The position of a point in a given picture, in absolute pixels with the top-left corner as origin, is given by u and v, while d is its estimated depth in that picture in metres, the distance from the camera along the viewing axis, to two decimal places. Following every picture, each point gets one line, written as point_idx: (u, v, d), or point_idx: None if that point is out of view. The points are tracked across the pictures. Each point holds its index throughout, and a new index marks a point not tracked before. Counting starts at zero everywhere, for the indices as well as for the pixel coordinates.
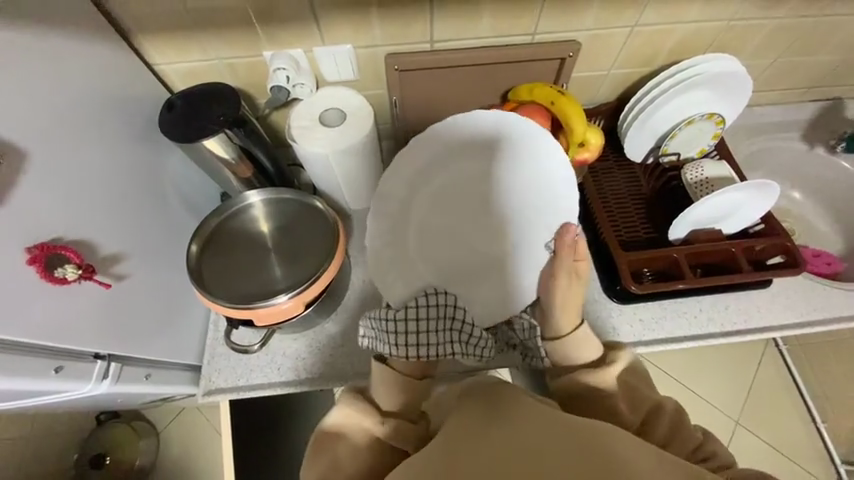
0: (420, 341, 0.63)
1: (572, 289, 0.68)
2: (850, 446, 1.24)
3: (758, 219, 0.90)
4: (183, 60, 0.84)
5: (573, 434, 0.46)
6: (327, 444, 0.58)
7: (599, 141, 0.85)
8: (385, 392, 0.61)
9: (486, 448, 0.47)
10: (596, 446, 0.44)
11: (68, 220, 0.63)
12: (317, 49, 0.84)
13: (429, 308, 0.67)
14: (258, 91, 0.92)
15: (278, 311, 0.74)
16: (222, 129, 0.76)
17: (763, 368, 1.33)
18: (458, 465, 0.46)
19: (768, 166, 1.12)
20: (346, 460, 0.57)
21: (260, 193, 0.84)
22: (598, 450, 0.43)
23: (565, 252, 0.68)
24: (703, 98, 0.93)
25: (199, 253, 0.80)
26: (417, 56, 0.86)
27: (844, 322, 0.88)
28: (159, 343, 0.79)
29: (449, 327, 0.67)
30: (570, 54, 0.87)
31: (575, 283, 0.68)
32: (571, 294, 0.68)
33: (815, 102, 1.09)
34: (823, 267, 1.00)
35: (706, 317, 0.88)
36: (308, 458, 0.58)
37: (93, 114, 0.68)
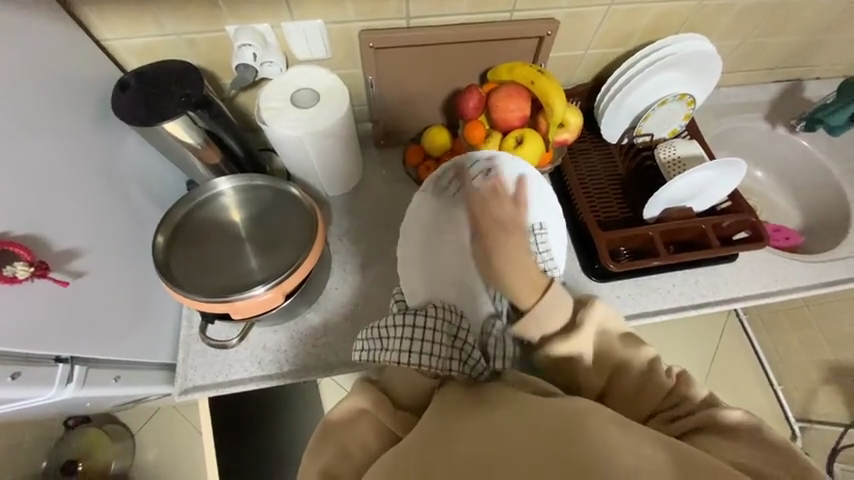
0: (418, 349, 0.57)
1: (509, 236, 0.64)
2: (802, 405, 1.35)
3: (725, 196, 0.93)
4: (136, 35, 0.77)
5: (558, 411, 0.47)
6: (335, 431, 0.55)
7: (578, 121, 0.85)
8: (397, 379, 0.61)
9: (476, 429, 0.47)
10: (583, 421, 0.45)
11: (13, 213, 0.56)
12: (286, 24, 0.78)
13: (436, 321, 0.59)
14: (222, 71, 0.85)
15: (256, 303, 0.71)
16: (185, 111, 0.70)
17: (726, 336, 1.42)
18: (449, 445, 0.46)
19: (733, 145, 1.17)
20: (355, 446, 0.54)
21: (230, 180, 0.80)
22: (586, 425, 0.44)
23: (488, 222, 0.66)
24: (676, 79, 0.95)
25: (167, 245, 0.75)
26: (393, 33, 0.82)
27: (802, 290, 0.94)
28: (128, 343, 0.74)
29: (450, 344, 0.58)
30: (549, 33, 0.86)
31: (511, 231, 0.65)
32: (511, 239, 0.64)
33: (777, 83, 1.13)
34: (782, 241, 1.07)
35: (679, 291, 0.92)
36: (315, 445, 0.55)
37: (32, 94, 0.61)
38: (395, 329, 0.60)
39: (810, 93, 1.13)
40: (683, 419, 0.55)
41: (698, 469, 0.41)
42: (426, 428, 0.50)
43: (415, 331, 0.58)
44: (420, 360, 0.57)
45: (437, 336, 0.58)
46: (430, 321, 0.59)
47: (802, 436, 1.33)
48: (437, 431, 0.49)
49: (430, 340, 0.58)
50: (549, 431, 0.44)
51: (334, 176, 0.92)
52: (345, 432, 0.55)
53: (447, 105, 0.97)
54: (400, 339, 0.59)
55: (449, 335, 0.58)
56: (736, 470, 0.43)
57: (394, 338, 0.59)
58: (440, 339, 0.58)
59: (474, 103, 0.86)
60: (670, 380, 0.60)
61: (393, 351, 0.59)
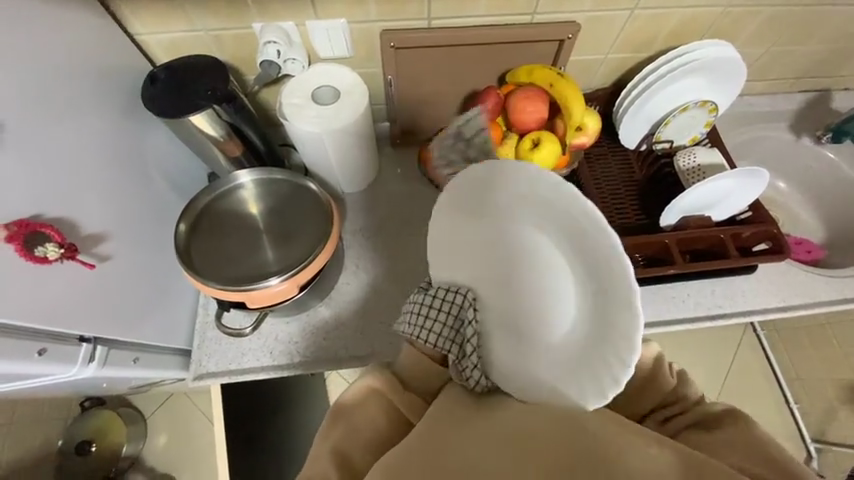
0: (428, 326, 0.60)
1: None
2: (819, 425, 1.31)
3: (746, 206, 0.91)
4: (166, 30, 0.80)
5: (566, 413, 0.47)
6: (340, 416, 0.56)
7: (597, 125, 0.85)
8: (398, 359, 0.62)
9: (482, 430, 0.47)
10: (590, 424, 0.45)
11: (45, 196, 0.59)
12: (309, 23, 0.80)
13: (445, 303, 0.60)
14: (247, 66, 0.88)
15: (271, 293, 0.73)
16: (211, 104, 0.73)
17: (742, 351, 1.39)
18: (455, 453, 0.45)
19: (756, 155, 1.14)
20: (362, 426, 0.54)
21: (251, 173, 0.82)
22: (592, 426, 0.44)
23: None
24: (698, 85, 0.94)
25: (188, 232, 0.78)
26: (414, 33, 0.83)
27: (823, 306, 0.91)
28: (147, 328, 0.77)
29: (455, 334, 0.59)
30: (569, 36, 0.86)
31: None
32: None
33: (804, 93, 1.11)
34: (803, 255, 1.04)
35: (693, 301, 0.91)
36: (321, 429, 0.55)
37: (68, 84, 0.64)
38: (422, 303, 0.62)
39: (838, 104, 1.10)
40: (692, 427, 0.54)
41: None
42: (432, 424, 0.50)
43: (431, 308, 0.61)
44: (426, 338, 0.60)
45: (445, 324, 0.59)
46: (440, 299, 0.61)
47: (818, 457, 1.28)
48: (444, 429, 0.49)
49: (434, 327, 0.59)
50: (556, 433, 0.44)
51: (351, 173, 0.94)
52: (352, 410, 0.56)
53: (465, 105, 0.98)
54: (419, 319, 0.61)
55: (455, 327, 0.59)
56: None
57: (411, 316, 0.62)
58: (447, 324, 0.59)
59: (492, 105, 0.87)
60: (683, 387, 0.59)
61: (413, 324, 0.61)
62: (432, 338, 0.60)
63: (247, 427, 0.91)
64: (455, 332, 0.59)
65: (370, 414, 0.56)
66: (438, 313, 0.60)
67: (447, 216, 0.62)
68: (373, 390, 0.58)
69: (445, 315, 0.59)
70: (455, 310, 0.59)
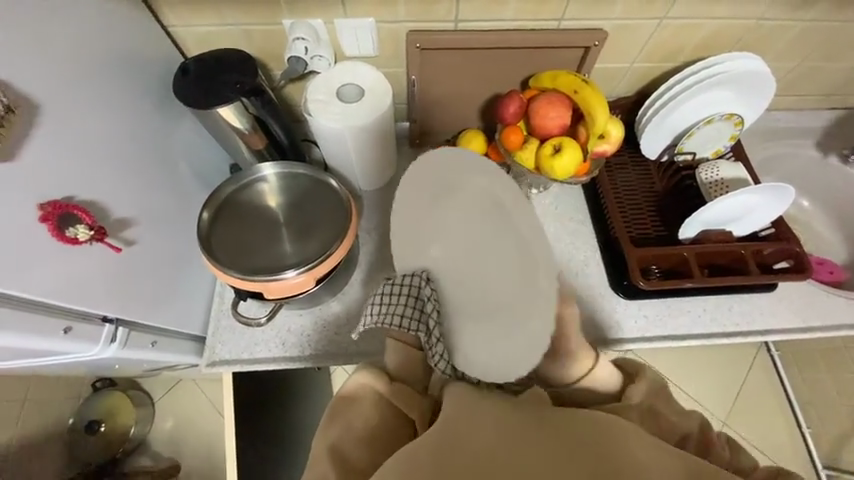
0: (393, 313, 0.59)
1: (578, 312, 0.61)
2: (831, 451, 1.28)
3: (769, 223, 0.90)
4: (199, 23, 0.81)
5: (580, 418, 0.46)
6: (351, 409, 0.56)
7: (620, 133, 0.84)
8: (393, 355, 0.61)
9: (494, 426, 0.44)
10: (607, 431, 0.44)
11: (78, 180, 0.61)
12: (338, 21, 0.81)
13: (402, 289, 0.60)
14: (274, 61, 0.89)
15: (288, 286, 0.74)
16: (239, 97, 0.74)
17: (754, 370, 1.37)
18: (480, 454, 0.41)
19: (781, 171, 1.12)
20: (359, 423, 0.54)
21: (273, 166, 0.83)
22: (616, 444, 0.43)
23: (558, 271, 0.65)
24: (725, 98, 0.92)
25: (210, 221, 0.79)
26: (440, 34, 0.83)
27: (845, 329, 0.89)
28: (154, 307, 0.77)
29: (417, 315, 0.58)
30: (596, 44, 0.85)
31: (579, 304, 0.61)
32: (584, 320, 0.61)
33: (833, 110, 1.08)
34: (825, 275, 1.02)
35: (709, 317, 0.89)
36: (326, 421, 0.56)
37: (105, 73, 0.67)
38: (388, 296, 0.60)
39: None
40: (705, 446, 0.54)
41: None
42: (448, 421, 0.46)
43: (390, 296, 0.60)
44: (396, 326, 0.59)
45: (405, 308, 0.59)
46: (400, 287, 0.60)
47: None
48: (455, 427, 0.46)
49: (396, 311, 0.59)
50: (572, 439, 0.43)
51: (369, 171, 0.95)
52: (351, 407, 0.56)
53: (486, 108, 0.98)
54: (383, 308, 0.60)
55: (416, 310, 0.58)
56: None
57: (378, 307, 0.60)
58: (406, 307, 0.59)
59: (514, 109, 0.87)
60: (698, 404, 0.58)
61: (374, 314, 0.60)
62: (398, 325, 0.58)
63: (254, 415, 0.92)
64: (418, 313, 0.58)
65: (373, 411, 0.55)
66: (395, 299, 0.60)
67: (412, 203, 0.65)
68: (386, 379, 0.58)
69: (403, 301, 0.59)
70: (414, 294, 0.59)
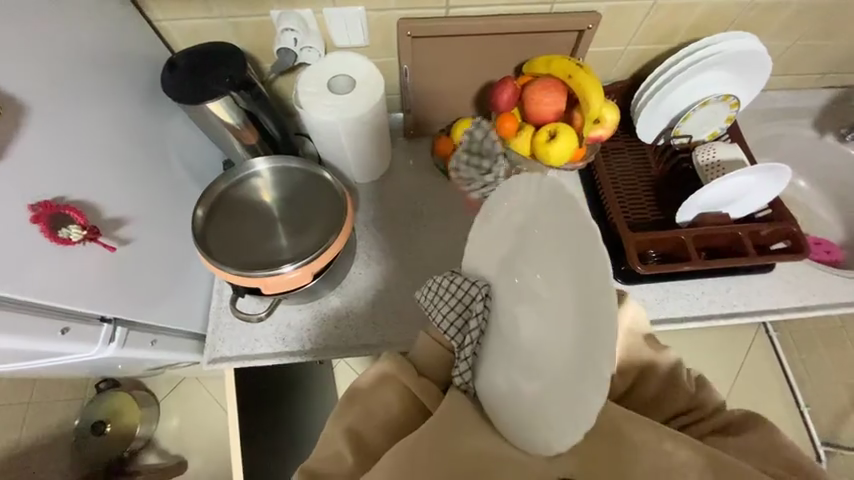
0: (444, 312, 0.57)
1: None
2: (830, 428, 1.29)
3: (766, 204, 0.89)
4: (186, 16, 0.80)
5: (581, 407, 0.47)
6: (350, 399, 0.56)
7: (615, 118, 0.82)
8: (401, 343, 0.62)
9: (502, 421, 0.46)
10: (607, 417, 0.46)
11: (70, 180, 0.60)
12: (327, 11, 0.80)
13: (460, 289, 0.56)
14: (264, 54, 0.88)
15: (285, 281, 0.74)
16: (229, 91, 0.73)
17: (753, 352, 1.38)
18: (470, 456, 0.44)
19: (777, 152, 1.12)
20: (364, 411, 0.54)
21: (266, 161, 0.82)
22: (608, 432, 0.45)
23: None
24: (721, 79, 0.92)
25: (205, 218, 0.79)
26: (432, 21, 0.82)
27: (842, 307, 0.89)
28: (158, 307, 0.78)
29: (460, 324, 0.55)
30: (590, 27, 0.84)
31: None
32: None
33: (830, 89, 1.07)
34: (822, 255, 1.02)
35: (707, 299, 0.89)
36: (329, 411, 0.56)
37: (92, 69, 0.65)
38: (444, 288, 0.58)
39: None
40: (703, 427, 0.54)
41: None
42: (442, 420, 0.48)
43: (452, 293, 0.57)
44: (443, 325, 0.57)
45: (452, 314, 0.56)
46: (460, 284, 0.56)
47: (826, 461, 1.27)
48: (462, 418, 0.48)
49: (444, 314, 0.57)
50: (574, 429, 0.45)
51: (363, 163, 0.94)
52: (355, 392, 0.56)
53: (480, 96, 0.97)
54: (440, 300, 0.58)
55: (459, 316, 0.55)
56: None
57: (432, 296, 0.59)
58: (453, 310, 0.56)
59: (508, 96, 0.86)
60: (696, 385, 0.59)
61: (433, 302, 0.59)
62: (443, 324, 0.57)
63: (257, 410, 0.93)
64: (461, 320, 0.55)
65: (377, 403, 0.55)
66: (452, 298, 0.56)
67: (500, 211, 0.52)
68: (386, 370, 0.57)
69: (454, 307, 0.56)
70: (467, 299, 0.55)
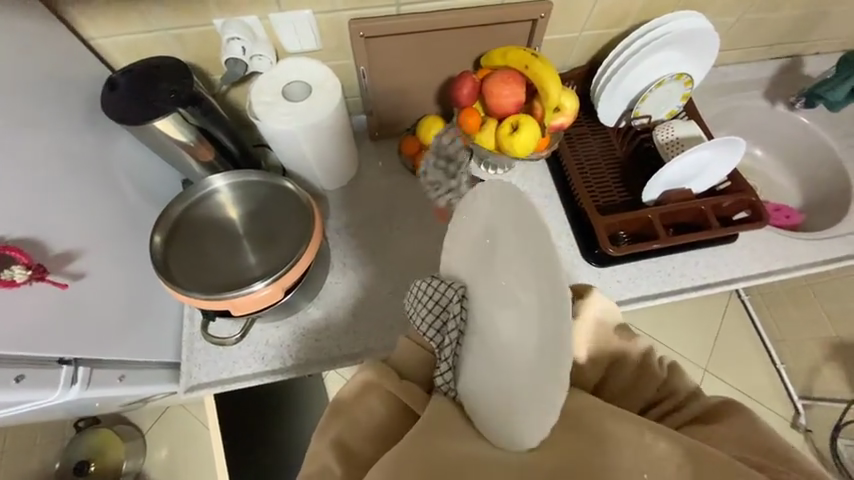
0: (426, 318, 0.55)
1: None
2: (805, 382, 1.36)
3: (725, 177, 0.93)
4: (122, 31, 0.76)
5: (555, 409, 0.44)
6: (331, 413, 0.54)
7: (574, 105, 0.84)
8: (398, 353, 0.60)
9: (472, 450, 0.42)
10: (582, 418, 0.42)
11: (6, 217, 0.56)
12: (274, 16, 0.77)
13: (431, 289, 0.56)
14: (212, 66, 0.84)
15: (256, 299, 0.71)
16: (176, 108, 0.69)
17: (729, 317, 1.45)
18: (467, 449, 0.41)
19: (733, 125, 1.16)
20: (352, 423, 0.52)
21: (225, 177, 0.79)
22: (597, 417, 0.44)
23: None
24: (674, 58, 0.93)
25: (164, 244, 0.75)
26: (384, 20, 0.80)
27: (804, 269, 0.94)
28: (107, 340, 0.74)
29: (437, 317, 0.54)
30: (542, 16, 0.84)
31: None
32: None
33: (776, 59, 1.11)
34: (783, 220, 1.07)
35: (679, 274, 0.92)
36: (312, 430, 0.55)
37: (20, 96, 0.61)
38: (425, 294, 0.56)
39: (810, 69, 1.11)
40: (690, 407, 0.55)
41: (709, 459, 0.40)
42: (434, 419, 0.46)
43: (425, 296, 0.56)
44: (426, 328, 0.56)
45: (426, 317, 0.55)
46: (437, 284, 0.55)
47: (805, 414, 1.35)
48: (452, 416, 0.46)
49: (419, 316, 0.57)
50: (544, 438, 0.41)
51: (329, 170, 0.92)
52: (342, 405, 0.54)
53: (442, 92, 0.96)
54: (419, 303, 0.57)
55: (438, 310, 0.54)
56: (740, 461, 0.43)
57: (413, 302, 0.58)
58: (427, 308, 0.55)
59: (469, 91, 0.85)
60: (673, 367, 0.59)
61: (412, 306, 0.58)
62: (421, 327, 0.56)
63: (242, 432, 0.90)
64: (438, 319, 0.54)
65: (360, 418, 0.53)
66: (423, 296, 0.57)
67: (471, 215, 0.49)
68: (369, 378, 0.55)
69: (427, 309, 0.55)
70: (440, 293, 0.54)
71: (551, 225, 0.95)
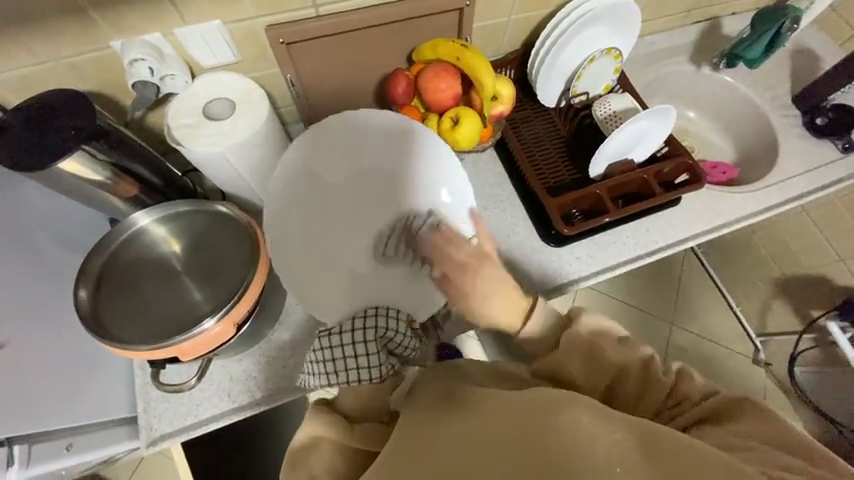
0: (356, 364, 0.62)
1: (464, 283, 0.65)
2: (760, 320, 1.46)
3: (662, 143, 0.96)
4: (5, 67, 0.67)
5: (541, 398, 0.50)
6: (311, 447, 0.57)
7: (510, 91, 0.84)
8: (349, 399, 0.63)
9: (456, 438, 0.47)
10: (564, 406, 0.48)
11: None
12: (179, 31, 0.71)
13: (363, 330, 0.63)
14: (121, 92, 0.77)
15: (206, 339, 0.66)
16: (79, 145, 0.62)
17: (685, 271, 1.53)
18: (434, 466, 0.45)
19: (666, 91, 1.21)
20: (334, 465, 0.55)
21: (150, 212, 0.72)
22: (561, 418, 0.46)
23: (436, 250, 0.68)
24: (602, 33, 0.95)
25: (93, 296, 0.69)
26: (302, 24, 0.76)
27: (743, 220, 0.99)
28: (46, 407, 0.68)
29: (381, 347, 0.63)
30: (467, 4, 0.82)
31: (462, 274, 0.65)
32: (471, 288, 0.64)
33: (696, 24, 1.17)
34: (720, 176, 1.12)
35: (632, 242, 0.95)
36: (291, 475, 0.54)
37: None
38: (344, 347, 0.62)
39: (727, 29, 1.17)
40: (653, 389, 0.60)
41: (655, 445, 0.43)
42: (409, 429, 0.52)
43: (346, 347, 0.62)
44: (367, 375, 0.61)
45: (368, 350, 0.62)
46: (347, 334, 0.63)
47: (764, 349, 1.45)
48: (419, 430, 0.51)
49: (357, 360, 0.62)
50: (528, 429, 0.45)
51: None
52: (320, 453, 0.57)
53: (379, 92, 0.92)
54: (348, 358, 0.62)
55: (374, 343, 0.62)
56: (701, 442, 0.44)
57: (311, 363, 0.65)
58: (360, 352, 0.62)
59: (404, 88, 0.83)
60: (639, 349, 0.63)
61: (340, 371, 0.62)
62: (359, 373, 0.61)
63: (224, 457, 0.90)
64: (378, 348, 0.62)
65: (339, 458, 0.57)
66: (354, 345, 0.62)
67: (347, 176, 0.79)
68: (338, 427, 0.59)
69: (360, 343, 0.62)
70: (367, 332, 0.63)
71: (506, 212, 0.95)
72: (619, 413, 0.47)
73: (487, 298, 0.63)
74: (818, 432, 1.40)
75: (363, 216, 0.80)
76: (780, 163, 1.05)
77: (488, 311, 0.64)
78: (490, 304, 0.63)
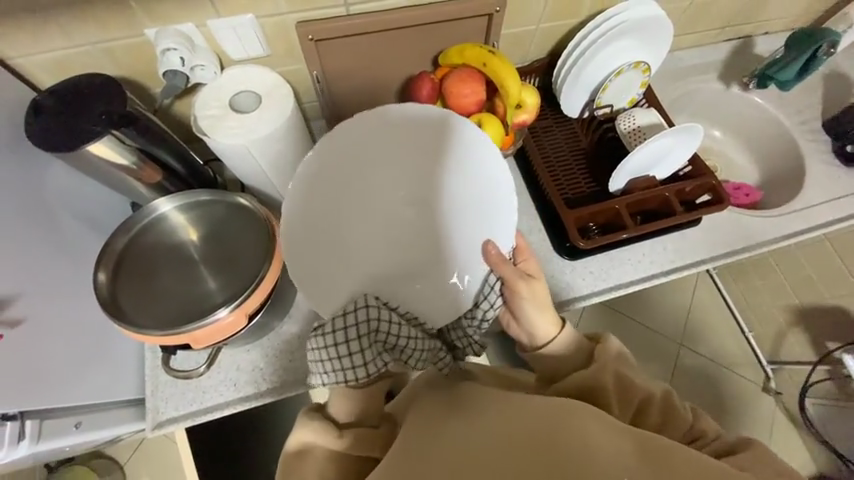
0: (348, 364, 0.58)
1: (531, 292, 0.65)
2: (773, 347, 1.42)
3: (686, 161, 0.94)
4: (42, 49, 0.69)
5: (548, 404, 0.49)
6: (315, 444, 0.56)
7: (535, 100, 0.83)
8: (338, 405, 0.59)
9: (457, 438, 0.47)
10: (571, 415, 0.47)
11: None
12: (212, 23, 0.72)
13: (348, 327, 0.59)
14: (151, 80, 0.78)
15: (218, 328, 0.67)
16: (108, 130, 0.64)
17: (699, 292, 1.50)
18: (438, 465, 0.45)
19: (691, 108, 1.19)
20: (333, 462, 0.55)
21: (171, 199, 0.74)
22: (567, 428, 0.45)
23: (503, 265, 0.65)
24: (632, 46, 0.93)
25: (111, 280, 0.70)
26: (332, 22, 0.76)
27: (764, 245, 0.97)
28: None
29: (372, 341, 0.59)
30: (498, 10, 0.82)
31: (530, 285, 0.65)
32: (533, 300, 0.65)
33: (728, 42, 1.14)
34: (742, 199, 1.10)
35: (647, 260, 0.93)
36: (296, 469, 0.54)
37: None
38: (335, 347, 0.58)
39: (760, 49, 1.15)
40: (660, 412, 0.59)
41: (663, 458, 0.42)
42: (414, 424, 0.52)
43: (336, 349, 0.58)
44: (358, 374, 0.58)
45: (356, 348, 0.58)
46: (333, 335, 0.58)
47: (775, 377, 1.41)
48: (422, 426, 0.51)
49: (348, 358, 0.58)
50: (534, 434, 0.45)
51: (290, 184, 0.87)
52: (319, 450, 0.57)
53: (402, 93, 0.92)
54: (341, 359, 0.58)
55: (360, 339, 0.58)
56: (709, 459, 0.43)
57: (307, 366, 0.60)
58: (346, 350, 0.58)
59: (429, 91, 0.83)
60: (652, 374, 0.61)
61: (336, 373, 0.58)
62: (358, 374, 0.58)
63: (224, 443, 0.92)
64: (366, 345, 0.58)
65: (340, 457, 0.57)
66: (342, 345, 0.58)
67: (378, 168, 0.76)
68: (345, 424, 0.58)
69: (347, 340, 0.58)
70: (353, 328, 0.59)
71: (521, 221, 0.95)
72: (625, 425, 0.47)
73: (538, 311, 0.65)
74: (826, 466, 1.36)
75: (392, 207, 0.77)
76: (805, 189, 1.03)
77: (530, 322, 0.66)
78: (538, 317, 0.65)
